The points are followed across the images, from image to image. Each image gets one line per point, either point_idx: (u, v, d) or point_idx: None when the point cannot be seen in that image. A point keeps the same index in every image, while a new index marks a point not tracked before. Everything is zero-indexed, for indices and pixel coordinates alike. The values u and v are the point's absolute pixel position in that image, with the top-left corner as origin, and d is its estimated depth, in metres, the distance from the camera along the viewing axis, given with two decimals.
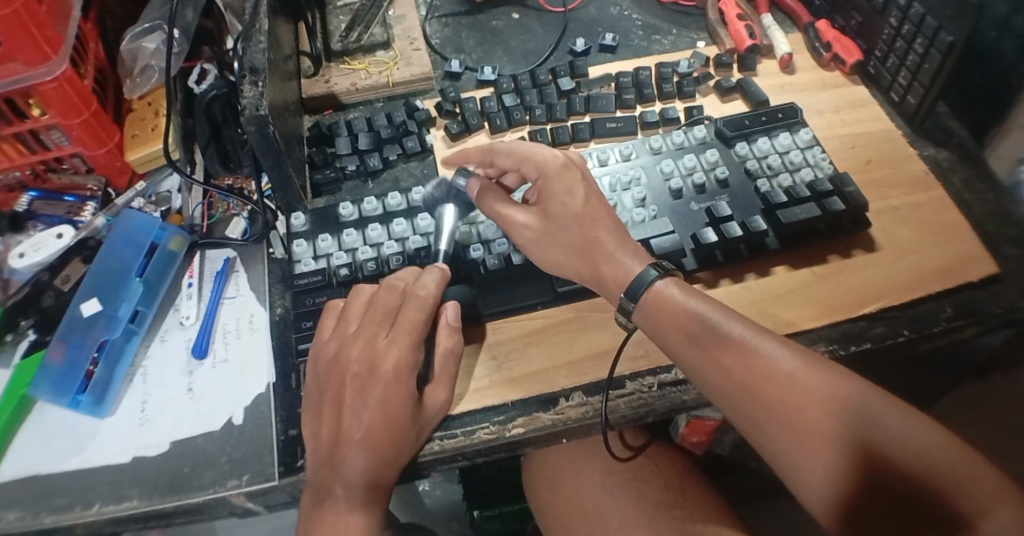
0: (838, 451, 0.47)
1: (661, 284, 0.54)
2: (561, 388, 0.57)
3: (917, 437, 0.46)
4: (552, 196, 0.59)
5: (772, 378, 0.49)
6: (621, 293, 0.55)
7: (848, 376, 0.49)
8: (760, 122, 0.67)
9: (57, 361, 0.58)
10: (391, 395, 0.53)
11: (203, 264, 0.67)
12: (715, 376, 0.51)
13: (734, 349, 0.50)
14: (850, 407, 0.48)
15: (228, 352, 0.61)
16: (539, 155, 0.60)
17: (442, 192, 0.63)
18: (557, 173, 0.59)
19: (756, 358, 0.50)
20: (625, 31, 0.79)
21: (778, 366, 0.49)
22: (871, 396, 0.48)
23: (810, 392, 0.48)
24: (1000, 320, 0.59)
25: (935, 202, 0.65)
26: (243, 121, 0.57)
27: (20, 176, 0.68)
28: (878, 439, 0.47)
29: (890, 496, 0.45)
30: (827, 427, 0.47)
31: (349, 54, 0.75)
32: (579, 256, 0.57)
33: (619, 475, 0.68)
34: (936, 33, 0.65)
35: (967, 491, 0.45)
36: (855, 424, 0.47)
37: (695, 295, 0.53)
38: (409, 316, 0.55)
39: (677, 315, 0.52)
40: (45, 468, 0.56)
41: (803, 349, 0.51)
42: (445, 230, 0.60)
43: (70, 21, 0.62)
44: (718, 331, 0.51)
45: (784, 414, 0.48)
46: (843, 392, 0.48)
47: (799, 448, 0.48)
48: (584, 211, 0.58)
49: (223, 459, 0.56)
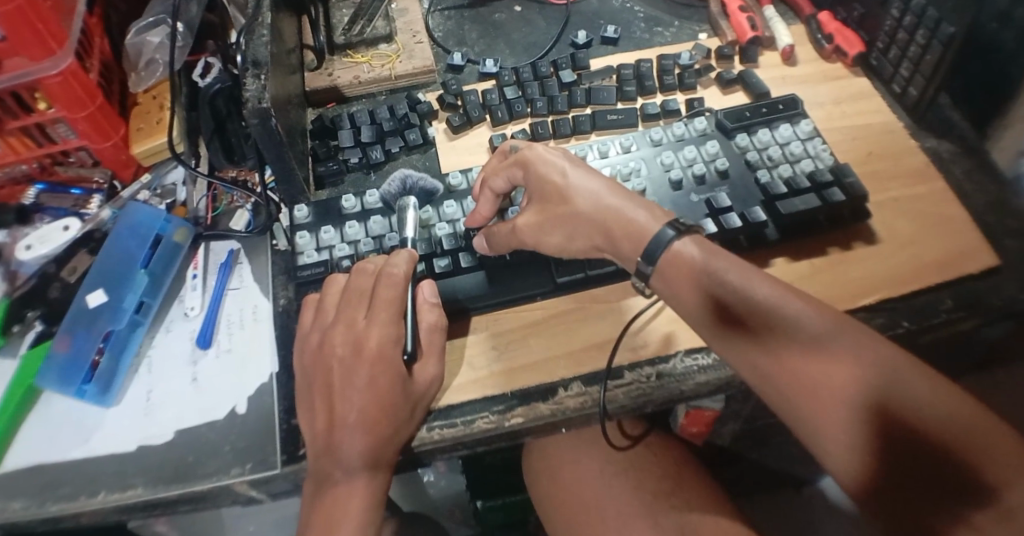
0: (859, 414, 0.46)
1: (685, 244, 0.54)
2: (560, 378, 0.57)
3: (943, 405, 0.45)
4: (545, 181, 0.59)
5: (794, 341, 0.49)
6: (637, 257, 0.55)
7: (875, 344, 0.48)
8: (761, 114, 0.67)
9: (64, 351, 0.59)
10: (378, 375, 0.53)
11: (207, 256, 0.67)
12: (735, 339, 0.51)
13: (760, 314, 0.50)
14: (880, 374, 0.47)
15: (232, 342, 0.62)
16: (522, 152, 0.60)
17: (397, 188, 0.64)
18: (546, 168, 0.59)
19: (781, 323, 0.50)
20: (627, 23, 0.79)
21: (803, 329, 0.49)
22: (898, 362, 0.47)
23: (835, 356, 0.48)
24: (1001, 312, 0.59)
25: (936, 194, 0.65)
26: (246, 113, 0.57)
27: (26, 169, 0.69)
28: (903, 404, 0.46)
29: (909, 460, 0.45)
30: (849, 391, 0.47)
31: (352, 47, 0.75)
32: (591, 227, 0.57)
33: (617, 464, 0.69)
34: (937, 24, 0.65)
35: (992, 461, 0.44)
36: (883, 389, 0.46)
37: (721, 259, 0.53)
38: (385, 294, 0.56)
39: (699, 277, 0.53)
40: (51, 457, 0.57)
41: (832, 316, 0.50)
42: (410, 219, 0.61)
43: (74, 16, 0.63)
44: (743, 295, 0.51)
45: (808, 377, 0.48)
46: (872, 359, 0.47)
47: (822, 412, 0.47)
48: (583, 178, 0.58)
49: (225, 448, 0.56)
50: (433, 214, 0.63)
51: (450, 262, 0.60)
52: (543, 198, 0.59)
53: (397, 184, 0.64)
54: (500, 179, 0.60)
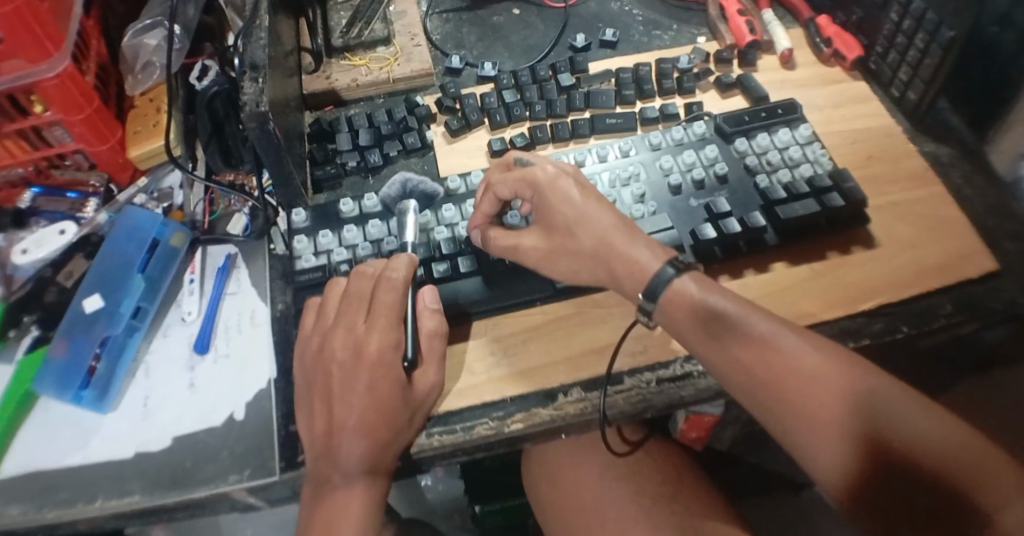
0: (854, 444, 0.47)
1: (683, 281, 0.53)
2: (559, 384, 0.57)
3: (937, 431, 0.46)
4: (554, 208, 0.58)
5: (788, 374, 0.49)
6: (639, 293, 0.55)
7: (868, 372, 0.49)
8: (760, 118, 0.67)
9: (60, 356, 0.59)
10: (377, 380, 0.53)
11: (204, 259, 0.67)
12: (731, 372, 0.51)
13: (754, 346, 0.50)
14: (872, 404, 0.47)
15: (230, 348, 0.62)
16: (530, 172, 0.59)
17: (397, 191, 0.64)
18: (552, 186, 0.58)
19: (774, 354, 0.50)
20: (625, 26, 0.79)
21: (796, 362, 0.49)
22: (890, 390, 0.48)
23: (827, 389, 0.48)
24: (1000, 316, 0.59)
25: (935, 198, 0.65)
26: (244, 117, 0.57)
27: (22, 172, 0.69)
28: (897, 433, 0.46)
29: (907, 490, 0.45)
30: (843, 422, 0.47)
31: (350, 50, 0.75)
32: (585, 261, 0.57)
33: (616, 470, 0.69)
34: (937, 28, 0.65)
35: (989, 485, 0.44)
36: (876, 418, 0.47)
37: (715, 290, 0.53)
38: (385, 300, 0.56)
39: (695, 310, 0.52)
40: (48, 463, 0.56)
41: (825, 344, 0.51)
42: (409, 222, 0.61)
43: (71, 18, 0.63)
44: (737, 327, 0.51)
45: (802, 409, 0.48)
46: (864, 388, 0.48)
47: (818, 444, 0.48)
48: (588, 211, 0.57)
49: (223, 454, 0.56)
50: (432, 218, 0.63)
51: (449, 267, 0.60)
52: (551, 227, 0.58)
53: (396, 187, 0.64)
54: (505, 188, 0.58)
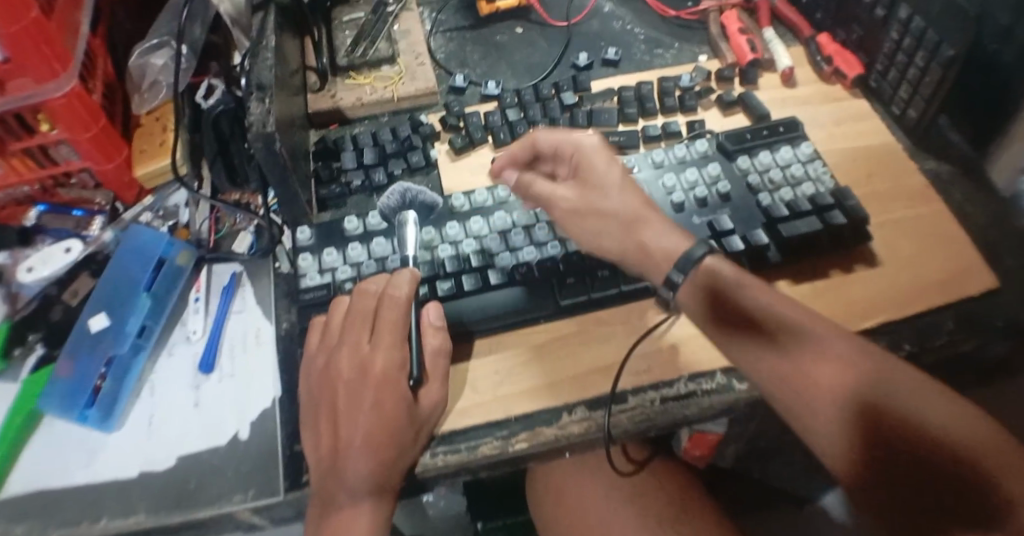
0: (880, 432, 0.46)
1: (711, 265, 0.54)
2: (563, 403, 0.57)
3: (965, 425, 0.45)
4: (592, 167, 0.60)
5: (810, 358, 0.49)
6: (668, 268, 0.55)
7: (895, 363, 0.48)
8: (762, 136, 0.68)
9: (66, 376, 0.59)
10: (383, 396, 0.54)
11: (209, 278, 0.67)
12: (750, 354, 0.51)
13: (781, 329, 0.50)
14: (900, 393, 0.46)
15: (235, 367, 0.62)
16: (576, 136, 0.61)
17: (396, 201, 0.64)
18: (595, 150, 0.60)
19: (802, 338, 0.49)
20: (627, 45, 0.80)
21: (821, 350, 0.49)
22: (918, 382, 0.47)
23: (849, 372, 0.47)
24: (1002, 333, 0.59)
25: (936, 215, 0.65)
26: (250, 137, 0.57)
27: (28, 191, 0.69)
28: (918, 420, 0.45)
29: (932, 481, 0.44)
30: (869, 408, 0.46)
31: (355, 69, 0.76)
32: (612, 236, 0.58)
33: (621, 490, 0.69)
34: (937, 47, 0.65)
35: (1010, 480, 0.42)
36: (903, 407, 0.46)
37: (744, 274, 0.53)
38: (388, 317, 0.56)
39: (724, 291, 0.52)
40: (53, 481, 0.56)
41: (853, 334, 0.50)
42: (408, 237, 0.61)
43: (78, 36, 0.63)
44: (763, 310, 0.51)
45: (828, 394, 0.47)
46: (891, 376, 0.47)
47: (843, 432, 0.47)
48: (620, 188, 0.59)
49: (228, 473, 0.56)
50: (436, 235, 0.63)
51: (453, 285, 0.60)
52: (585, 186, 0.60)
53: (396, 197, 0.64)
54: (548, 139, 0.61)
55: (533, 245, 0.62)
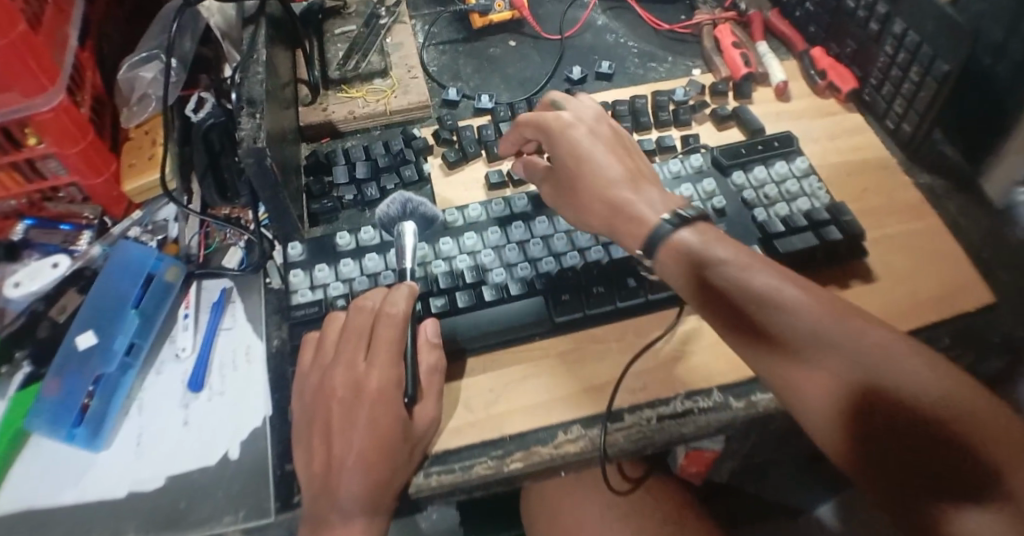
0: (856, 402, 0.45)
1: (686, 234, 0.53)
2: (558, 421, 0.56)
3: (942, 389, 0.44)
4: (562, 154, 0.61)
5: (785, 327, 0.47)
6: (640, 248, 0.55)
7: (871, 327, 0.47)
8: (756, 151, 0.68)
9: (53, 394, 0.58)
10: (378, 415, 0.52)
11: (199, 294, 0.67)
12: (725, 327, 0.50)
13: (754, 301, 0.48)
14: (876, 362, 0.45)
15: (225, 385, 0.61)
16: (545, 120, 0.62)
17: (396, 210, 0.64)
18: (561, 133, 0.61)
19: (775, 309, 0.48)
20: (620, 58, 0.80)
21: (801, 319, 0.47)
22: (894, 346, 0.45)
23: (821, 342, 0.46)
24: (999, 348, 0.59)
25: (932, 229, 0.65)
26: (241, 152, 0.56)
27: (15, 205, 0.68)
28: (892, 388, 0.44)
29: (911, 451, 0.43)
30: (844, 378, 0.45)
31: (347, 82, 0.75)
32: (598, 201, 0.58)
33: (617, 509, 0.68)
34: (932, 61, 0.65)
35: (999, 459, 0.41)
36: (879, 376, 0.44)
37: (715, 243, 0.52)
38: (385, 334, 0.55)
39: (693, 266, 0.51)
40: (39, 502, 0.56)
41: (829, 298, 0.48)
42: (406, 248, 0.61)
43: (65, 50, 0.62)
44: (735, 281, 0.49)
45: (803, 366, 0.46)
46: (867, 343, 0.46)
47: (820, 404, 0.46)
48: (589, 167, 0.59)
49: (219, 493, 0.56)
50: (429, 251, 0.63)
51: (447, 302, 0.60)
52: (562, 172, 0.62)
53: (395, 207, 0.64)
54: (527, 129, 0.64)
55: (527, 261, 0.62)
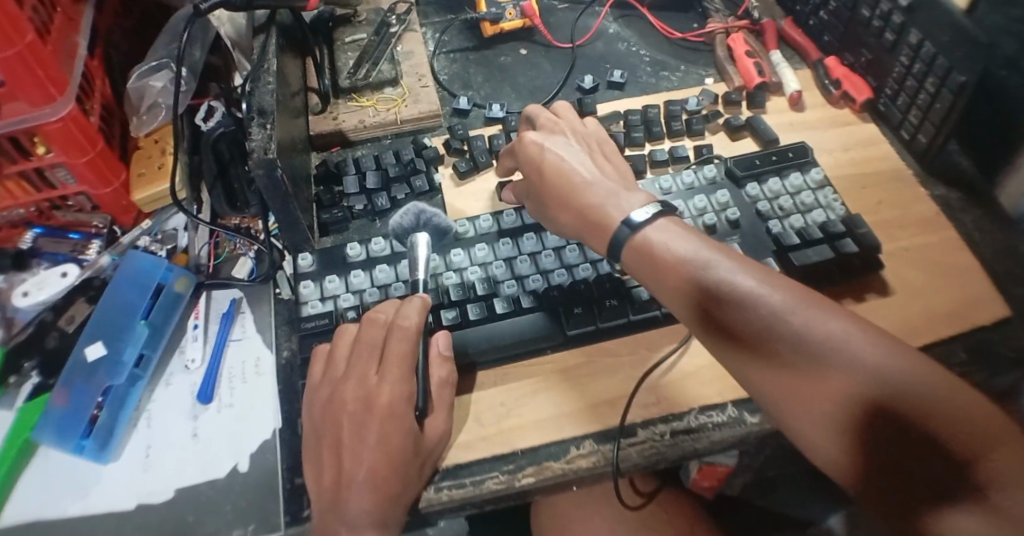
0: (829, 402, 0.42)
1: (647, 231, 0.50)
2: (571, 436, 0.56)
3: (910, 378, 0.40)
4: (532, 168, 0.60)
5: (747, 326, 0.45)
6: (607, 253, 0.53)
7: (833, 317, 0.43)
8: (771, 162, 0.67)
9: (60, 406, 0.57)
10: (389, 430, 0.52)
11: (208, 304, 0.66)
12: (694, 327, 0.48)
13: (713, 299, 0.46)
14: (840, 357, 0.42)
15: (233, 397, 0.61)
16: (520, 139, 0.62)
17: (409, 221, 0.63)
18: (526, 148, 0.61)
19: (734, 307, 0.45)
20: (632, 67, 0.79)
21: (762, 316, 0.44)
22: (856, 337, 0.42)
23: (782, 340, 0.44)
24: (1014, 364, 0.58)
25: (947, 243, 0.65)
26: (252, 163, 0.56)
27: (24, 213, 0.68)
28: (859, 384, 0.41)
29: (892, 450, 0.40)
30: (813, 379, 0.42)
31: (358, 91, 0.75)
32: (564, 212, 0.57)
33: (628, 524, 0.67)
34: (948, 73, 0.64)
35: (981, 450, 0.38)
36: (847, 373, 0.41)
37: (673, 240, 0.49)
38: (397, 348, 0.54)
39: (654, 266, 0.49)
40: (47, 513, 0.56)
41: (793, 289, 0.45)
42: (419, 260, 0.60)
43: (74, 60, 0.62)
44: (692, 279, 0.47)
45: (771, 368, 0.44)
46: (829, 336, 0.43)
47: (796, 407, 0.43)
48: (551, 179, 0.58)
49: (227, 507, 0.56)
50: (441, 262, 0.62)
51: (458, 314, 0.59)
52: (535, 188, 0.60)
53: (408, 218, 0.63)
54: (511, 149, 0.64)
55: (539, 273, 0.61)
